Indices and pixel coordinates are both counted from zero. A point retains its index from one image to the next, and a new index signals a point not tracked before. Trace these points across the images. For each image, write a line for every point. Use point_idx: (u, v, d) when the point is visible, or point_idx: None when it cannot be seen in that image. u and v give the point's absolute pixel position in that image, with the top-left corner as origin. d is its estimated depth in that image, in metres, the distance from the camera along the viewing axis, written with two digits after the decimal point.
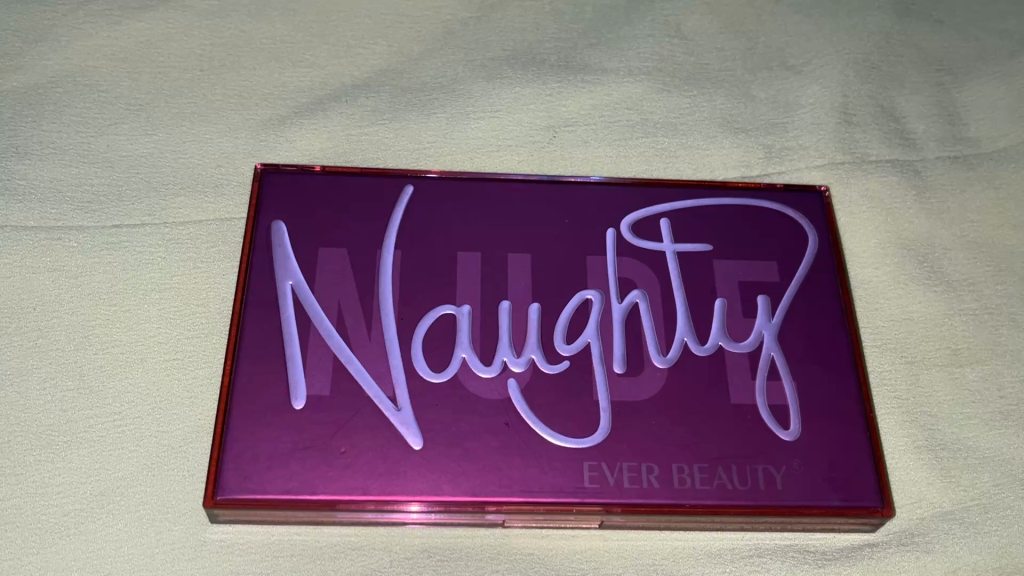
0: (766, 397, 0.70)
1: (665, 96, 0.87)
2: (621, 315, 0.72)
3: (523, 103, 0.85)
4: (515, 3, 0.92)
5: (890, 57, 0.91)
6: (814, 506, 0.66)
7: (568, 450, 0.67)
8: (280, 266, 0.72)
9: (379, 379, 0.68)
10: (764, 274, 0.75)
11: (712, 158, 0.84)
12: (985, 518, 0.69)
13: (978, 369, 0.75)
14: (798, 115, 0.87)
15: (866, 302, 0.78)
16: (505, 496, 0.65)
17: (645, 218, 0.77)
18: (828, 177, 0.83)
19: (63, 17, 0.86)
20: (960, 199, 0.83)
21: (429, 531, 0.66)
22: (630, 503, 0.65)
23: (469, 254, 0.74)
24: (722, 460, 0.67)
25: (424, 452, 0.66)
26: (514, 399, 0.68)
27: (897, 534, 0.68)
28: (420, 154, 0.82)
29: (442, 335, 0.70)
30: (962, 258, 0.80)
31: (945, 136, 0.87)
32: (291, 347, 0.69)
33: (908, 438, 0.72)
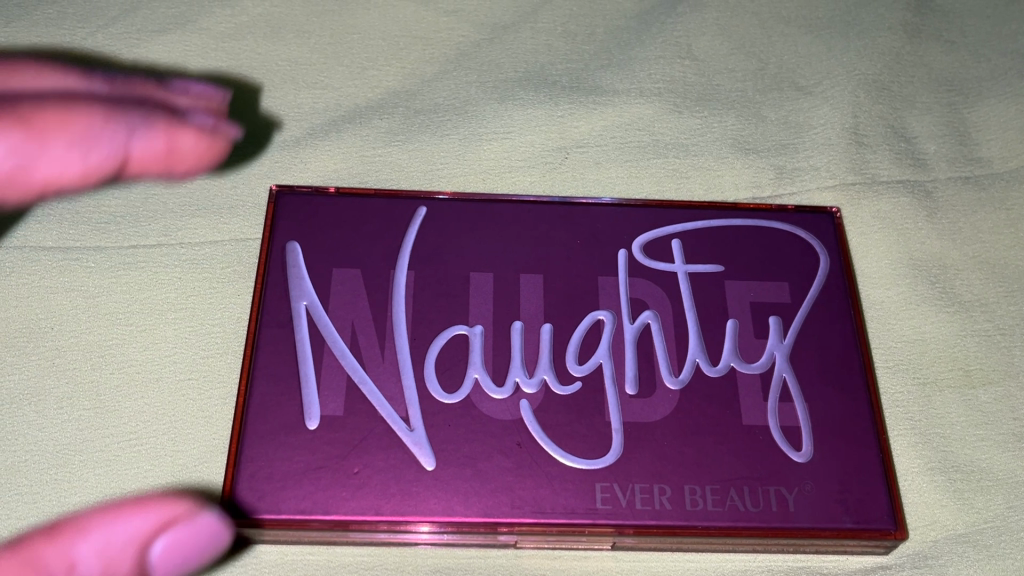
0: (778, 418, 0.70)
1: (677, 117, 0.87)
2: (634, 335, 0.72)
3: (535, 124, 0.86)
4: (527, 25, 0.93)
5: (900, 77, 0.92)
6: (827, 528, 0.67)
7: (580, 470, 0.67)
8: (294, 287, 0.72)
9: (392, 400, 0.69)
10: (775, 295, 0.75)
11: (723, 179, 0.84)
12: (999, 541, 0.69)
13: (991, 391, 0.75)
14: (808, 136, 0.87)
15: (877, 323, 0.78)
16: (518, 516, 0.65)
17: (656, 239, 0.77)
18: (839, 198, 0.83)
19: (83, 41, 0.87)
20: (972, 219, 0.84)
21: (442, 551, 0.67)
22: (641, 524, 0.66)
23: (482, 274, 0.74)
24: (735, 481, 0.67)
25: (436, 473, 0.67)
26: (527, 419, 0.68)
27: (910, 557, 0.68)
28: (433, 175, 0.82)
29: (455, 356, 0.70)
30: (974, 279, 0.81)
31: (957, 156, 0.87)
32: (305, 367, 0.69)
33: (921, 460, 0.72)
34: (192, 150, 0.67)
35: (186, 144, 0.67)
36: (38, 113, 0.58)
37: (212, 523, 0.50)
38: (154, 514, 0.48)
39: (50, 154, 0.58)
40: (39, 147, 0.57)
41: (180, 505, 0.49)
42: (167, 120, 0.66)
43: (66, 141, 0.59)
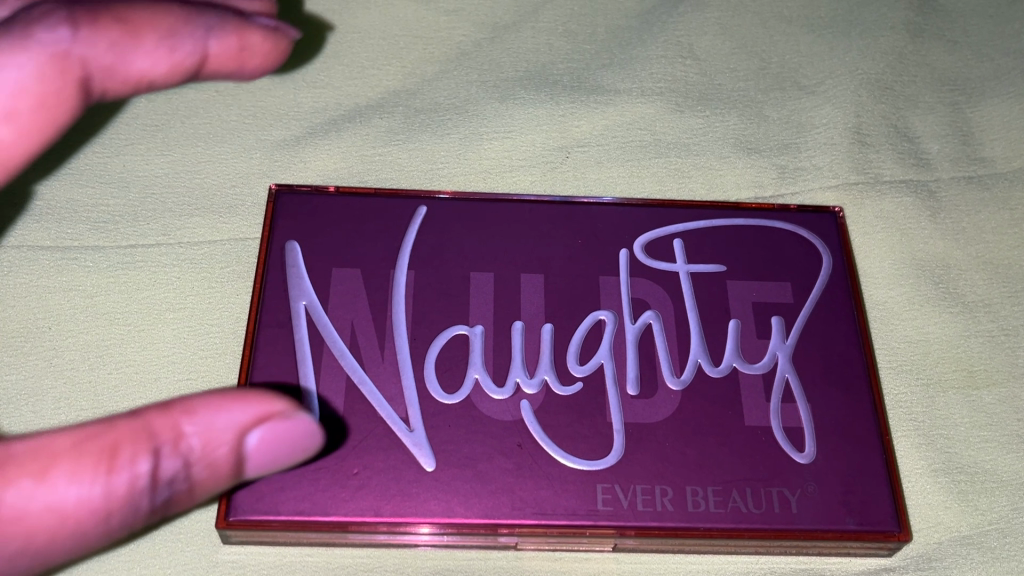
0: (780, 419, 0.69)
1: (678, 116, 0.87)
2: (636, 336, 0.72)
3: (536, 123, 0.86)
4: (528, 25, 0.92)
5: (903, 77, 0.91)
6: (830, 530, 0.66)
7: (582, 472, 0.66)
8: (293, 287, 0.72)
9: (392, 400, 0.68)
10: (778, 296, 0.75)
11: (725, 179, 0.83)
12: (1004, 543, 0.68)
13: (995, 392, 0.75)
14: (811, 135, 0.86)
15: (880, 323, 0.77)
16: (518, 518, 0.65)
17: (658, 239, 0.76)
18: (841, 198, 0.83)
19: None
20: (976, 219, 0.83)
21: (442, 552, 0.66)
22: (643, 526, 0.65)
23: (483, 274, 0.74)
24: (737, 483, 0.67)
25: (436, 473, 0.66)
26: (527, 420, 0.68)
27: (914, 559, 0.67)
28: (433, 175, 0.82)
29: (456, 356, 0.70)
30: (978, 279, 0.80)
31: (960, 156, 0.87)
32: (305, 368, 0.69)
33: (925, 461, 0.71)
34: (260, 52, 0.71)
35: (253, 41, 0.71)
36: (133, 13, 0.65)
37: (308, 424, 0.51)
38: (255, 407, 0.49)
39: (140, 51, 0.65)
40: (133, 45, 0.64)
41: (280, 401, 0.50)
42: (237, 19, 0.71)
43: (154, 39, 0.65)
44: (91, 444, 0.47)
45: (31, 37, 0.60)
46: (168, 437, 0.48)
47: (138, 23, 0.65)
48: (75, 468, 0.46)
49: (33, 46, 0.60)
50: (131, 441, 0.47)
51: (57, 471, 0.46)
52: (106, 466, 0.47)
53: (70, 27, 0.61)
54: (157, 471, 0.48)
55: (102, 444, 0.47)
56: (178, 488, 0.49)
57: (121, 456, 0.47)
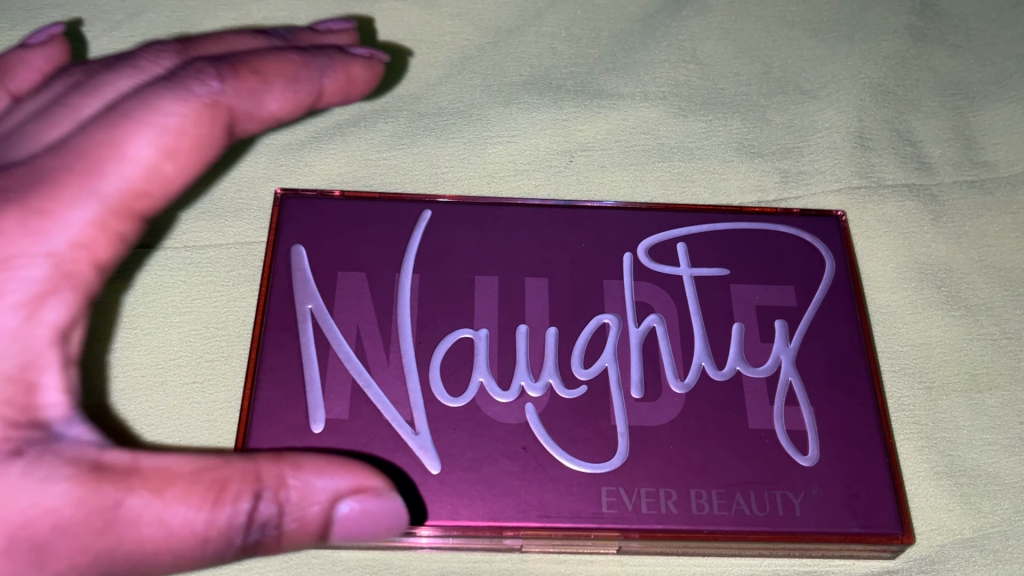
0: (783, 422, 0.70)
1: (681, 121, 0.87)
2: (640, 339, 0.72)
3: (540, 128, 0.86)
4: (532, 29, 0.93)
5: (905, 81, 0.92)
6: (833, 532, 0.66)
7: (586, 474, 0.67)
8: (299, 291, 0.72)
9: (397, 403, 0.68)
10: (781, 299, 0.75)
11: (728, 183, 0.84)
12: (1007, 546, 0.68)
13: (997, 395, 0.75)
14: (813, 140, 0.87)
15: (883, 327, 0.78)
16: (523, 520, 0.65)
17: (662, 243, 0.77)
18: (844, 202, 0.83)
19: (88, 44, 0.88)
20: (978, 223, 0.83)
21: (449, 555, 0.66)
22: (647, 529, 0.65)
23: (487, 278, 0.74)
24: (741, 486, 0.67)
25: (441, 476, 0.66)
26: (532, 423, 0.68)
27: (917, 561, 0.67)
28: (438, 179, 0.82)
29: (461, 359, 0.70)
30: (980, 283, 0.80)
31: (962, 160, 0.87)
32: (311, 371, 0.69)
33: (928, 464, 0.72)
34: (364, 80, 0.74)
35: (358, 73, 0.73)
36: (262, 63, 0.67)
37: (398, 506, 0.55)
38: (353, 479, 0.54)
39: (270, 94, 0.66)
40: (263, 90, 0.66)
41: (376, 478, 0.55)
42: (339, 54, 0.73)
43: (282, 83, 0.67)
44: (207, 475, 0.52)
45: (186, 89, 0.62)
46: (272, 484, 0.52)
47: (272, 74, 0.67)
48: (186, 494, 0.51)
49: (183, 94, 0.61)
50: (239, 481, 0.52)
51: (171, 493, 0.51)
52: (214, 499, 0.51)
53: (219, 79, 0.63)
54: (254, 515, 0.52)
55: (215, 477, 0.52)
56: (266, 534, 0.53)
57: (228, 491, 0.52)
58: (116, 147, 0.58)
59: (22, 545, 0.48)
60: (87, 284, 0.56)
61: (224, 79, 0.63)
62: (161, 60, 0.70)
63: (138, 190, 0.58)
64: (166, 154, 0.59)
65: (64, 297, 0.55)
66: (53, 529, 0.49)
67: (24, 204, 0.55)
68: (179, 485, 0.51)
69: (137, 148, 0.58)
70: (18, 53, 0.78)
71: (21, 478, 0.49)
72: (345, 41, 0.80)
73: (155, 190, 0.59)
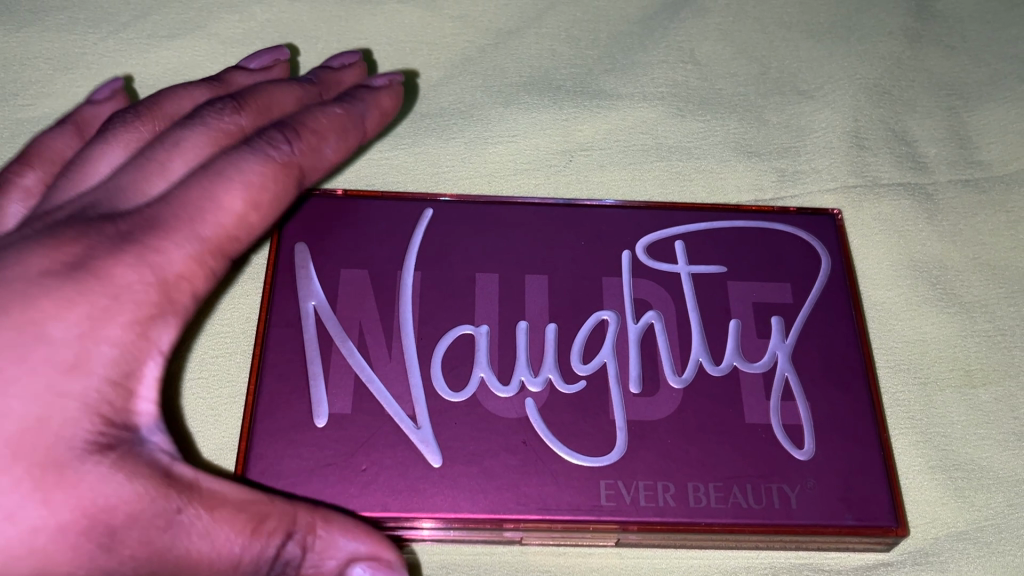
0: (780, 417, 0.71)
1: (679, 121, 0.88)
2: (638, 335, 0.73)
3: (540, 127, 0.87)
4: (532, 31, 0.94)
5: (901, 82, 0.93)
6: (829, 525, 0.67)
7: (585, 468, 0.68)
8: (302, 288, 0.73)
9: (399, 398, 0.69)
10: (777, 296, 0.76)
11: (726, 182, 0.85)
12: (1000, 538, 0.69)
13: (991, 390, 0.76)
14: (810, 139, 0.88)
15: (879, 324, 0.79)
16: (523, 513, 0.66)
17: (660, 241, 0.78)
18: (840, 200, 0.84)
19: (94, 46, 0.89)
20: (973, 221, 0.85)
21: (450, 547, 0.68)
22: (646, 521, 0.66)
23: (488, 275, 0.75)
24: (738, 479, 0.68)
25: (443, 470, 0.67)
26: (531, 417, 0.69)
27: (912, 554, 0.69)
28: (439, 178, 0.83)
29: (462, 355, 0.71)
30: (975, 280, 0.81)
31: (957, 159, 0.88)
32: (314, 367, 0.70)
33: (922, 458, 0.73)
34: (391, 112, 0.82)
35: (389, 106, 0.81)
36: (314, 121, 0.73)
37: None
38: (373, 546, 0.57)
39: (328, 147, 0.73)
40: (320, 147, 0.72)
41: (392, 552, 0.58)
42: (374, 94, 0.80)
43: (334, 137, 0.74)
44: (251, 508, 0.55)
45: (266, 152, 0.67)
46: (304, 528, 0.56)
47: (327, 129, 0.73)
48: (229, 519, 0.54)
49: (265, 154, 0.67)
50: (277, 519, 0.56)
51: (219, 515, 0.54)
52: (252, 531, 0.54)
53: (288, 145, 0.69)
54: (281, 554, 0.55)
55: (257, 511, 0.55)
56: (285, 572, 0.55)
57: (265, 526, 0.55)
58: (211, 200, 0.62)
59: (99, 528, 0.50)
60: (184, 309, 0.59)
61: (293, 139, 0.70)
62: (226, 114, 0.72)
63: (226, 234, 0.62)
64: (254, 206, 0.64)
65: (170, 326, 0.58)
66: (127, 518, 0.51)
67: (136, 243, 0.58)
68: (228, 507, 0.54)
69: (228, 201, 0.63)
70: (89, 108, 0.79)
71: (107, 474, 0.51)
72: (359, 74, 0.84)
73: (240, 236, 0.63)
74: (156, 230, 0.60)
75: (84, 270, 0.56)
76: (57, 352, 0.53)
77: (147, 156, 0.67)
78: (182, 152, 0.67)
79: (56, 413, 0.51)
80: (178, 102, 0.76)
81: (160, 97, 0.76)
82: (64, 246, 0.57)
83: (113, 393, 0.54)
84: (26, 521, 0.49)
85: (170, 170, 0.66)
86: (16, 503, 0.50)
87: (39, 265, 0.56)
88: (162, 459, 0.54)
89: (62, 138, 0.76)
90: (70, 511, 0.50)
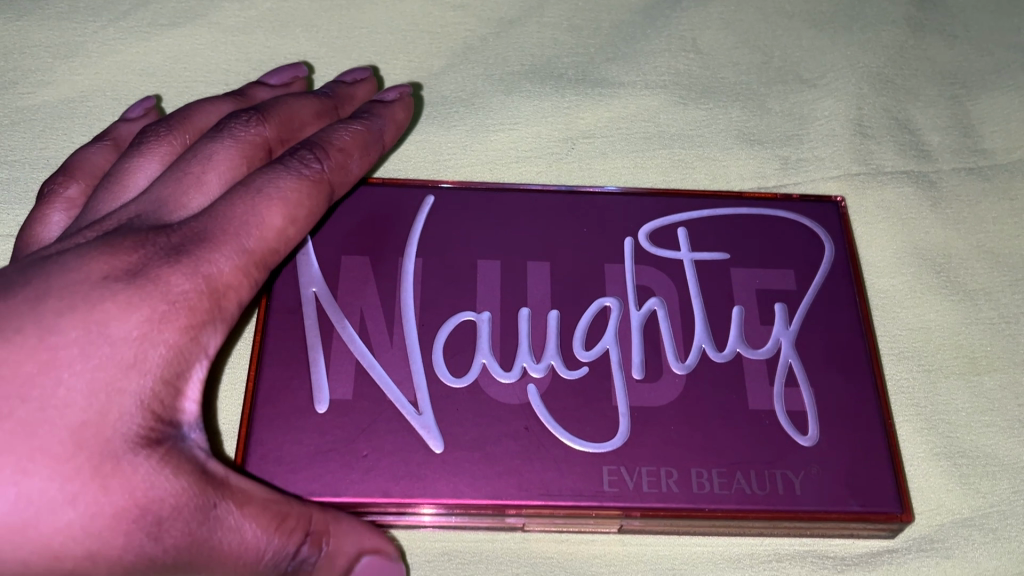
0: (783, 403, 0.70)
1: (682, 109, 0.88)
2: (640, 321, 0.73)
3: (542, 115, 0.87)
4: (534, 19, 0.94)
5: (904, 70, 0.93)
6: (833, 511, 0.67)
7: (587, 454, 0.67)
8: (303, 274, 0.73)
9: (401, 384, 0.69)
10: (781, 283, 0.76)
11: (728, 169, 0.84)
12: (1006, 525, 0.69)
13: (996, 377, 0.75)
14: (813, 127, 0.88)
15: (883, 311, 0.78)
16: (525, 499, 0.66)
17: (662, 228, 0.78)
18: (843, 187, 0.84)
19: (94, 34, 0.89)
20: (977, 209, 0.84)
21: (452, 534, 0.68)
22: (649, 507, 0.66)
23: (490, 262, 0.75)
24: (742, 465, 0.68)
25: (444, 456, 0.67)
26: (534, 403, 0.69)
27: (916, 540, 0.69)
28: (440, 166, 0.83)
29: (463, 341, 0.71)
30: (979, 268, 0.81)
31: (960, 148, 0.88)
32: (314, 353, 0.70)
33: (927, 445, 0.72)
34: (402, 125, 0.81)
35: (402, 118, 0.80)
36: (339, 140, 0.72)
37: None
38: (376, 543, 0.60)
39: (355, 161, 0.72)
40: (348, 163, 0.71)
41: (390, 546, 0.61)
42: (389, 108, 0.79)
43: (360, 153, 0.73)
44: (274, 507, 0.56)
45: (299, 171, 0.66)
46: (320, 528, 0.57)
47: (351, 145, 0.72)
48: (256, 516, 0.54)
49: (298, 173, 0.66)
50: (297, 517, 0.56)
51: (249, 514, 0.54)
52: (277, 527, 0.55)
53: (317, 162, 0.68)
54: (301, 552, 0.56)
55: (280, 509, 0.56)
56: (300, 572, 0.56)
57: (288, 523, 0.56)
58: (256, 214, 0.62)
59: (148, 517, 0.51)
60: (231, 317, 0.58)
61: (321, 156, 0.69)
62: (251, 127, 0.71)
63: (267, 247, 0.61)
64: (292, 220, 0.64)
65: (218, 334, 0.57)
66: (173, 510, 0.52)
67: (190, 251, 0.58)
68: (256, 505, 0.55)
69: (268, 215, 0.62)
70: (124, 126, 0.80)
71: (154, 471, 0.52)
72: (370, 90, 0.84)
73: (280, 248, 0.62)
74: (207, 243, 0.59)
75: (142, 276, 0.55)
76: (117, 351, 0.52)
77: (181, 169, 0.67)
78: (215, 165, 0.67)
79: (113, 408, 0.52)
80: (205, 117, 0.76)
81: (188, 110, 0.76)
82: (121, 254, 0.57)
83: (164, 391, 0.54)
84: (83, 509, 0.50)
85: (206, 184, 0.66)
86: (75, 493, 0.50)
87: (100, 271, 0.55)
88: (200, 455, 0.55)
89: (100, 151, 0.77)
90: (123, 501, 0.51)
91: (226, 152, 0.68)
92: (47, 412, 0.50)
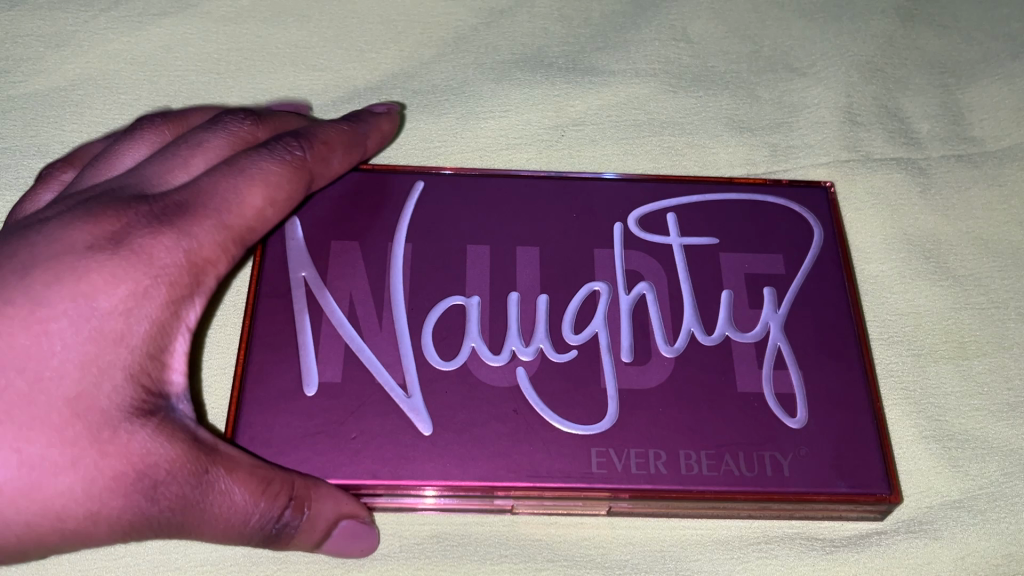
0: (772, 385, 0.70)
1: (672, 97, 0.88)
2: (629, 305, 0.73)
3: (532, 103, 0.87)
4: (524, 9, 0.94)
5: (893, 59, 0.93)
6: (822, 492, 0.67)
7: (576, 436, 0.67)
8: (292, 259, 0.73)
9: (390, 367, 0.69)
10: (770, 267, 0.76)
11: (718, 157, 0.85)
12: (994, 506, 0.69)
13: (985, 361, 0.76)
14: (802, 115, 0.88)
15: (871, 296, 0.79)
16: (513, 480, 0.66)
17: (652, 213, 0.78)
18: (832, 174, 0.84)
19: (86, 24, 0.89)
20: (966, 195, 0.84)
21: (441, 517, 0.68)
22: (637, 488, 0.66)
23: (479, 247, 0.75)
24: (730, 447, 0.68)
25: (433, 438, 0.67)
26: (522, 386, 0.69)
27: (905, 522, 0.69)
28: (431, 153, 0.83)
29: (452, 325, 0.71)
30: (968, 254, 0.81)
31: (949, 135, 0.88)
32: (304, 336, 0.70)
33: (915, 428, 0.72)
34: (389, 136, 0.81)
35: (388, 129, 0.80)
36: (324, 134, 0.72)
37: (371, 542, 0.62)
38: (353, 509, 0.61)
39: (336, 158, 0.72)
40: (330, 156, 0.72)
41: (366, 513, 0.62)
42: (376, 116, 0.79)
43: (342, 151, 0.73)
44: (259, 473, 0.57)
45: (281, 154, 0.67)
46: (302, 493, 0.58)
47: (336, 141, 0.72)
48: (241, 482, 0.55)
49: (281, 157, 0.66)
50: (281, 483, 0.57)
51: (233, 481, 0.55)
52: (260, 492, 0.56)
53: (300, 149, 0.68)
54: (282, 517, 0.56)
55: (264, 475, 0.57)
56: (283, 535, 0.57)
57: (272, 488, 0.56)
58: (237, 191, 0.62)
59: (144, 481, 0.52)
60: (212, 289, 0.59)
61: (305, 147, 0.69)
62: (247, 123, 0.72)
63: (247, 225, 0.62)
64: (272, 203, 0.64)
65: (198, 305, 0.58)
66: (166, 475, 0.53)
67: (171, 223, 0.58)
68: (243, 470, 0.56)
69: (250, 196, 0.62)
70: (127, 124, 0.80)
71: (147, 438, 0.53)
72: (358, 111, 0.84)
73: (258, 228, 0.63)
74: (190, 216, 0.59)
75: (128, 246, 0.56)
76: (106, 323, 0.53)
77: (169, 153, 0.67)
78: (205, 151, 0.67)
79: (106, 379, 0.53)
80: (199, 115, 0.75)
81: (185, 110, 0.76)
82: (106, 222, 0.57)
83: (150, 364, 0.55)
84: (80, 475, 0.51)
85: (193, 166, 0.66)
86: (73, 458, 0.51)
87: (84, 241, 0.55)
88: (189, 424, 0.56)
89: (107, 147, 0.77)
90: (121, 465, 0.52)
91: (211, 138, 0.68)
92: (43, 381, 0.51)
